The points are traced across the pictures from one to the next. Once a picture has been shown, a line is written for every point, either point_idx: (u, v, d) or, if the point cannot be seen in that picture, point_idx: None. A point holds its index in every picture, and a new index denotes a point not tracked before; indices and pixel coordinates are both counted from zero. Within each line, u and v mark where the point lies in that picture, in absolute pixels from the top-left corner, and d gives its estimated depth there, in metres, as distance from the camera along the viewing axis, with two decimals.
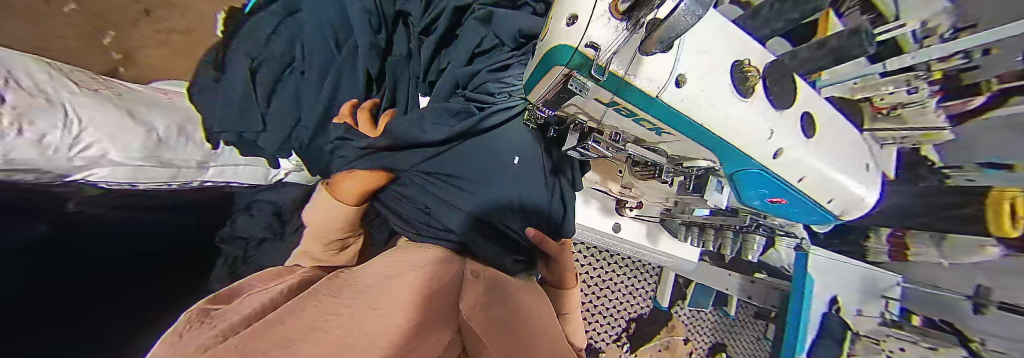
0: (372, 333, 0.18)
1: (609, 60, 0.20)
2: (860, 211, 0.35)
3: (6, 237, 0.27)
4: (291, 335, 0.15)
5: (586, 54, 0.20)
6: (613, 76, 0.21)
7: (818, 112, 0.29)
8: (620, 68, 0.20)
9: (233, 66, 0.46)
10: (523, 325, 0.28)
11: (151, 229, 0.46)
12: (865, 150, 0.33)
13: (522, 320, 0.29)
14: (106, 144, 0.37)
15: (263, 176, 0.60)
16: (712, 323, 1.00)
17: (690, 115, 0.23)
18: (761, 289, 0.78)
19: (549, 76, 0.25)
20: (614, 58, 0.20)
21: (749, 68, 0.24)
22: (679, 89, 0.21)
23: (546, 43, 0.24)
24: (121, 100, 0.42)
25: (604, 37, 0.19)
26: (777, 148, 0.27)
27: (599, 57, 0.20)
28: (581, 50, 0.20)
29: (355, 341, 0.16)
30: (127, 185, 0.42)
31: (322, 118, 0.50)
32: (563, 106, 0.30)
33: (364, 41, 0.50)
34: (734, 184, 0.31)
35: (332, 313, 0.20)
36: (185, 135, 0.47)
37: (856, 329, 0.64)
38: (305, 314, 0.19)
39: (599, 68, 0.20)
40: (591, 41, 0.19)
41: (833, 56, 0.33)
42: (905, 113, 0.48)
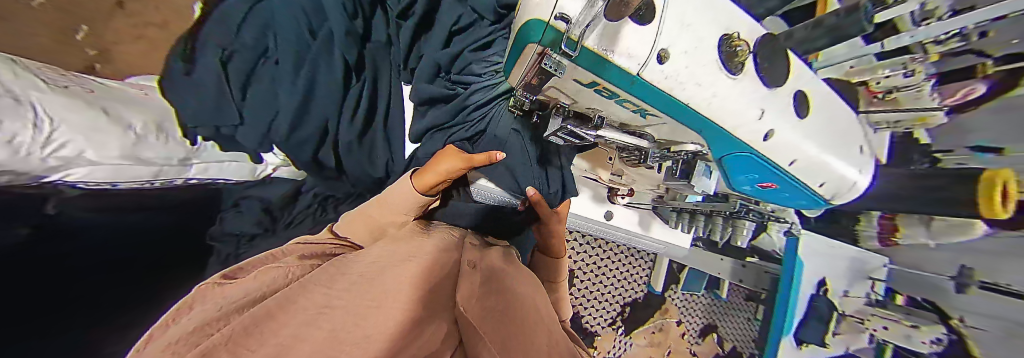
0: (368, 326, 0.17)
1: (581, 33, 0.19)
2: (852, 194, 0.34)
3: None
4: (279, 332, 0.15)
5: (558, 27, 0.20)
6: (588, 50, 0.20)
7: (813, 93, 0.29)
8: (597, 44, 0.20)
9: (202, 53, 0.44)
10: (520, 321, 0.27)
11: (126, 234, 0.43)
12: (858, 131, 0.32)
13: (518, 314, 0.28)
14: (80, 143, 0.36)
15: (250, 173, 0.60)
16: (704, 305, 1.02)
17: (674, 95, 0.23)
18: (751, 273, 0.80)
19: (526, 55, 0.25)
20: (588, 31, 0.19)
21: (738, 41, 0.24)
22: (662, 65, 0.21)
23: (521, 19, 0.23)
24: (93, 97, 0.40)
25: (574, 8, 0.19)
26: (767, 129, 0.26)
27: (571, 30, 0.19)
28: (552, 23, 0.20)
29: (348, 335, 0.15)
30: (107, 184, 0.41)
31: (301, 107, 0.48)
32: (544, 90, 0.29)
33: (340, 27, 0.47)
34: (724, 170, 0.31)
35: (326, 306, 0.19)
36: (164, 132, 0.47)
37: (842, 309, 0.66)
38: (296, 308, 0.19)
39: (570, 42, 0.20)
40: (562, 12, 0.19)
41: (829, 36, 0.34)
42: (901, 97, 0.47)
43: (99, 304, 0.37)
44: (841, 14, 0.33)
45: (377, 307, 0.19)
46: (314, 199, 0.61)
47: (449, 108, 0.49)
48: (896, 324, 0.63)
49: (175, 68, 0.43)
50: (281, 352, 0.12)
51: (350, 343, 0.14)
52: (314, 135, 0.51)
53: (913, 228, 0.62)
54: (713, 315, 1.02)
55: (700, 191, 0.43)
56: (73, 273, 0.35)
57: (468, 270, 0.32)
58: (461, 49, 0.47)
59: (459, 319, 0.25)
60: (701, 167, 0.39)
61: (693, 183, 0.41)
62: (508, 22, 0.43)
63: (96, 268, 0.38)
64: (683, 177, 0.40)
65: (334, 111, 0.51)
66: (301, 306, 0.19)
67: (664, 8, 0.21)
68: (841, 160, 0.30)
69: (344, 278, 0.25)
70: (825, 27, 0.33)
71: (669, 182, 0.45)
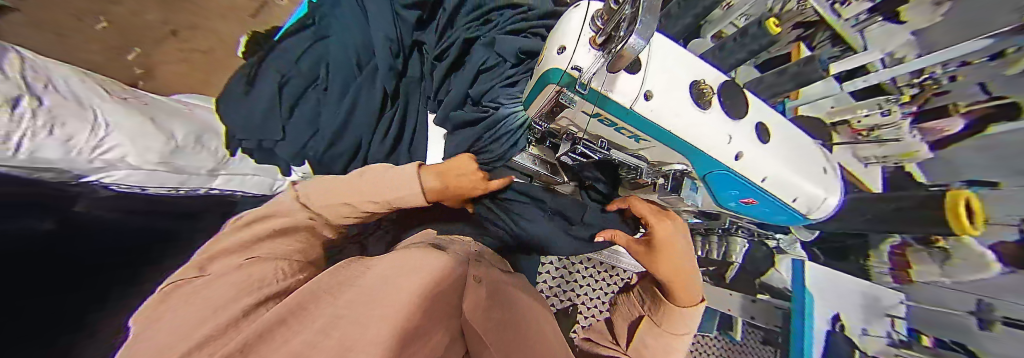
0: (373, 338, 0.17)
1: (590, 78, 0.24)
2: (828, 212, 0.36)
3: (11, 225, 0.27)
4: None
5: (573, 74, 0.24)
6: (594, 91, 0.25)
7: (772, 123, 0.32)
8: (600, 86, 0.25)
9: (261, 79, 0.50)
10: (520, 329, 0.29)
11: (147, 233, 0.42)
12: (822, 156, 0.35)
13: (518, 323, 0.30)
14: (127, 147, 0.40)
15: (268, 187, 0.60)
16: (717, 348, 0.95)
17: (661, 125, 0.26)
18: (761, 309, 0.76)
19: (544, 92, 0.29)
20: (593, 77, 0.24)
21: (704, 86, 0.28)
22: (649, 101, 0.25)
23: (541, 67, 0.28)
24: (147, 109, 0.46)
25: (585, 60, 0.24)
26: (737, 151, 0.29)
27: (582, 77, 0.24)
28: (569, 71, 0.24)
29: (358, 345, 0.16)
30: (135, 188, 0.43)
31: (337, 131, 0.52)
32: (557, 119, 0.33)
33: (384, 64, 0.53)
34: (708, 185, 0.34)
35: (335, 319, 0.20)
36: (202, 143, 0.50)
37: (865, 350, 0.62)
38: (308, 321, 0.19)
39: (581, 84, 0.25)
40: (576, 64, 0.24)
41: (794, 81, 0.38)
42: (883, 133, 0.51)
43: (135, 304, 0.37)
44: (802, 62, 0.38)
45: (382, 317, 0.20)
46: None
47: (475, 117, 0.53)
48: None
49: (235, 88, 0.49)
50: None
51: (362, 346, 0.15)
52: (346, 152, 0.54)
53: (926, 264, 0.61)
54: None
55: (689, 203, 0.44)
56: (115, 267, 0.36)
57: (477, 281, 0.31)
58: (488, 87, 0.53)
59: (465, 328, 0.27)
60: (689, 183, 0.40)
61: (682, 196, 0.41)
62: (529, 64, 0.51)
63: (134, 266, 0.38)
64: (675, 191, 0.39)
65: (368, 132, 0.54)
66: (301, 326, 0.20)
67: (648, 60, 0.26)
68: (809, 179, 0.32)
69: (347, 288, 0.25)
70: (790, 73, 0.39)
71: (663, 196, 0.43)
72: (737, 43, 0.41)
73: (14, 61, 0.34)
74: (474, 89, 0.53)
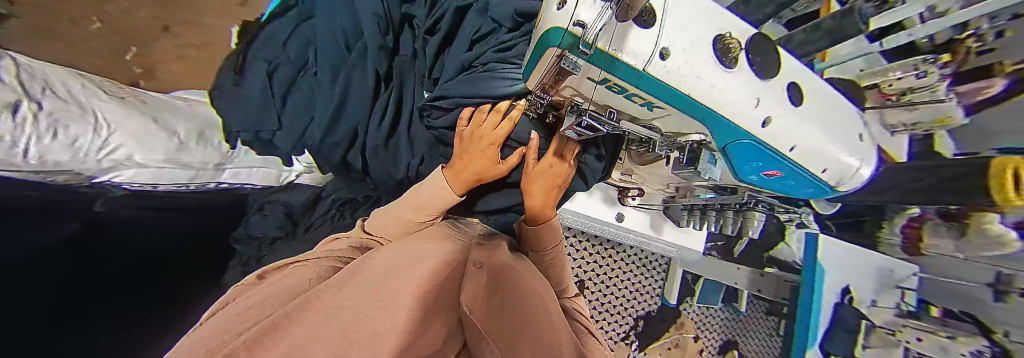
0: (367, 331, 0.19)
1: (596, 36, 0.20)
2: (858, 181, 0.33)
3: (24, 236, 0.28)
4: (296, 331, 0.17)
5: (574, 32, 0.20)
6: (600, 51, 0.20)
7: (806, 84, 0.28)
8: (607, 45, 0.20)
9: (251, 68, 0.49)
10: (523, 314, 0.28)
11: (162, 237, 0.45)
12: (858, 121, 0.32)
13: (522, 306, 0.29)
14: (131, 147, 0.40)
15: (276, 179, 0.63)
16: (723, 319, 0.98)
17: (676, 88, 0.22)
18: (771, 282, 0.79)
19: (544, 60, 0.25)
20: (600, 34, 0.20)
21: (731, 40, 0.24)
22: (665, 61, 0.21)
23: (540, 28, 0.25)
24: (147, 107, 0.46)
25: (590, 15, 0.20)
26: (766, 116, 0.26)
27: (587, 34, 0.20)
28: (570, 29, 0.20)
29: (354, 337, 0.18)
30: (149, 185, 0.45)
31: (336, 113, 0.51)
32: (560, 89, 0.30)
33: (373, 42, 0.50)
34: (727, 156, 0.31)
35: (339, 306, 0.22)
36: (204, 139, 0.51)
37: (873, 320, 0.63)
38: (317, 306, 0.21)
39: (586, 44, 0.20)
40: (579, 20, 0.20)
41: (829, 37, 0.34)
42: (915, 98, 0.44)
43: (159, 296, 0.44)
44: (836, 17, 0.33)
45: (383, 308, 0.22)
46: (333, 205, 0.65)
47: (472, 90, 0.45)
48: (931, 336, 0.59)
49: (223, 80, 0.48)
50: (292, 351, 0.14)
51: (357, 341, 0.18)
52: (343, 140, 0.54)
53: (941, 239, 0.51)
54: (732, 331, 0.97)
55: (707, 176, 0.43)
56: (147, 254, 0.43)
57: (474, 270, 0.35)
58: (481, 54, 0.47)
59: (462, 320, 0.26)
60: (707, 155, 0.39)
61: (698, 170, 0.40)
62: (527, 30, 0.42)
63: (161, 256, 0.45)
64: (691, 164, 0.40)
65: (363, 117, 0.54)
66: (325, 302, 0.22)
67: (664, 9, 0.21)
68: (841, 148, 0.29)
69: (358, 279, 0.27)
70: (822, 29, 0.34)
71: (678, 171, 0.45)
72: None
73: (9, 66, 0.32)
74: (470, 52, 0.48)
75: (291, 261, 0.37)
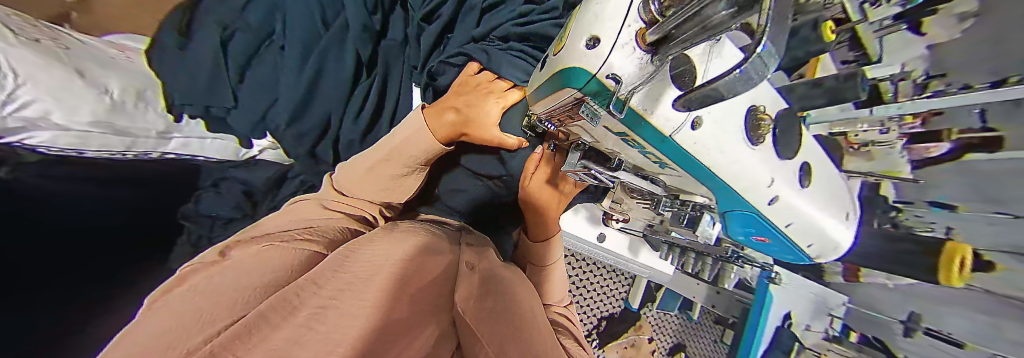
0: (351, 333, 0.18)
1: (629, 94, 0.19)
2: (837, 254, 0.34)
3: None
4: (270, 341, 0.15)
5: (606, 84, 0.19)
6: (632, 111, 0.19)
7: (817, 164, 0.28)
8: (641, 105, 0.19)
9: (200, 29, 0.42)
10: (518, 319, 0.30)
11: (83, 203, 0.39)
12: (849, 200, 0.31)
13: (518, 314, 0.31)
14: (48, 104, 0.33)
15: (233, 153, 0.55)
16: (676, 324, 1.06)
17: (697, 157, 0.21)
18: (725, 300, 0.84)
19: (558, 97, 0.24)
20: (634, 92, 0.19)
21: (763, 115, 0.23)
22: (695, 131, 0.20)
23: (559, 59, 0.23)
24: (68, 55, 0.36)
25: (626, 67, 0.19)
26: (775, 195, 0.25)
27: (620, 90, 0.19)
28: (599, 78, 0.19)
29: (338, 339, 0.17)
30: (74, 151, 0.38)
31: (304, 97, 0.47)
32: (570, 126, 0.29)
33: (357, 21, 0.47)
34: (726, 219, 0.30)
35: (322, 305, 0.21)
36: (144, 100, 0.43)
37: (804, 342, 0.70)
38: (290, 310, 0.20)
39: (617, 102, 0.19)
40: (613, 71, 0.19)
41: (827, 97, 0.29)
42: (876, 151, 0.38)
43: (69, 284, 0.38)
44: (840, 77, 0.28)
45: (368, 310, 0.21)
46: (300, 186, 0.59)
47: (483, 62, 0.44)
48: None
49: (165, 40, 0.40)
50: None
51: (338, 346, 0.16)
52: (316, 127, 0.51)
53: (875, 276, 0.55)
54: (683, 335, 1.05)
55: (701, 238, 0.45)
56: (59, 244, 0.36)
57: (467, 271, 0.34)
58: (495, 27, 0.46)
59: (456, 320, 0.27)
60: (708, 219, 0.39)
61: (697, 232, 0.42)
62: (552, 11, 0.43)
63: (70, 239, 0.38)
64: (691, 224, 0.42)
65: (339, 106, 0.50)
66: (300, 303, 0.21)
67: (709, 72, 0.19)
68: (834, 227, 0.30)
69: (340, 275, 0.26)
70: (823, 88, 0.29)
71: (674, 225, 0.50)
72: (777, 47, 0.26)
73: None
74: (481, 26, 0.47)
75: (257, 232, 0.35)
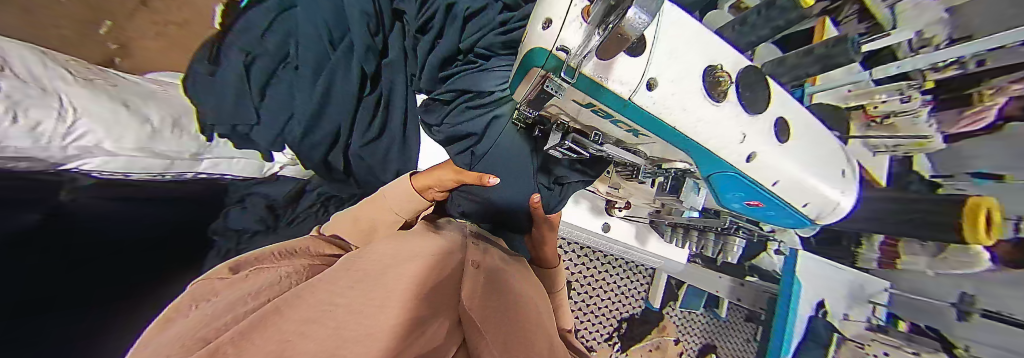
0: (367, 326, 0.18)
1: (580, 63, 0.20)
2: (836, 217, 0.34)
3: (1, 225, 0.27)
4: (285, 329, 0.16)
5: (559, 57, 0.20)
6: (585, 77, 0.21)
7: (793, 118, 0.29)
8: (593, 71, 0.20)
9: (225, 58, 0.47)
10: (521, 320, 0.29)
11: (122, 221, 0.43)
12: (842, 156, 0.33)
13: (521, 313, 0.31)
14: (100, 134, 0.37)
15: (257, 170, 0.61)
16: (703, 324, 1.01)
17: (662, 119, 0.23)
18: (750, 292, 0.79)
19: (528, 78, 0.25)
20: (587, 60, 0.20)
21: (721, 72, 0.24)
22: (651, 92, 0.22)
23: (525, 44, 0.24)
24: (117, 91, 0.42)
25: (575, 40, 0.20)
26: (749, 152, 0.26)
27: (570, 59, 0.20)
28: (554, 53, 0.21)
29: (350, 334, 0.17)
30: (121, 174, 0.43)
31: (316, 112, 0.51)
32: (546, 107, 0.29)
33: (361, 42, 0.50)
34: (711, 186, 0.31)
35: (329, 303, 0.21)
36: (180, 126, 0.48)
37: (844, 333, 0.64)
38: (303, 304, 0.20)
39: (569, 70, 0.20)
40: (563, 44, 0.20)
41: (818, 63, 0.33)
42: (898, 122, 0.49)
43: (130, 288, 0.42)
44: (832, 43, 0.31)
45: (380, 308, 0.20)
46: (317, 198, 0.64)
47: (460, 80, 0.50)
48: (895, 350, 0.61)
49: (198, 70, 0.46)
50: (282, 352, 0.12)
51: (352, 339, 0.16)
52: (323, 142, 0.55)
53: (915, 255, 0.57)
54: (712, 335, 0.99)
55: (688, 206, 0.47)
56: (94, 268, 0.38)
57: (472, 270, 0.34)
58: (480, 37, 0.48)
59: (463, 319, 0.26)
60: (690, 183, 0.44)
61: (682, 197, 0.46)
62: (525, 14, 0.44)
63: (120, 252, 0.42)
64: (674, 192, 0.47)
65: (347, 120, 0.55)
66: (313, 300, 0.21)
67: (655, 39, 0.22)
68: (827, 184, 0.30)
69: (348, 274, 0.26)
70: (816, 55, 0.32)
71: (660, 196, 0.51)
72: (760, 17, 0.33)
73: None
74: (465, 41, 0.49)
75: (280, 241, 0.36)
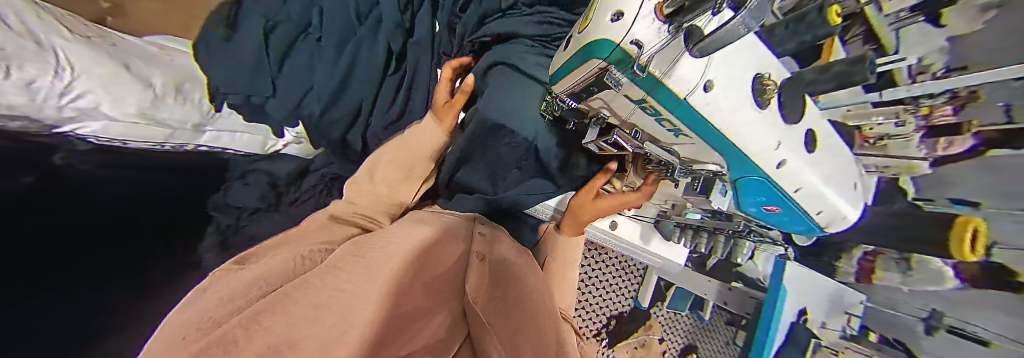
0: None
1: (649, 59, 0.20)
2: (845, 224, 0.36)
3: None
4: None
5: (629, 51, 0.20)
6: (651, 75, 0.21)
7: (824, 132, 0.30)
8: (658, 71, 0.21)
9: (245, 24, 0.46)
10: (521, 319, 0.29)
11: (116, 190, 0.41)
12: (856, 170, 0.34)
13: (527, 310, 0.31)
14: (99, 96, 0.36)
15: (261, 147, 0.58)
16: (689, 326, 1.03)
17: (709, 120, 0.24)
18: (736, 296, 0.83)
19: (581, 70, 0.25)
20: (654, 57, 0.20)
21: (769, 81, 0.24)
22: (707, 93, 0.22)
23: (583, 36, 0.24)
24: (116, 52, 0.40)
25: (648, 36, 0.19)
26: (782, 159, 0.28)
27: (642, 55, 0.20)
28: (623, 46, 0.20)
29: None
30: (119, 142, 0.41)
31: (341, 82, 0.50)
32: (590, 100, 0.30)
33: (391, 20, 0.52)
34: (738, 190, 0.34)
35: None
36: (183, 93, 0.45)
37: (821, 339, 0.68)
38: None
39: (639, 66, 0.20)
40: (635, 38, 0.19)
41: (834, 84, 0.24)
42: (891, 143, 0.49)
43: (112, 260, 0.41)
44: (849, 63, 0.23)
45: None
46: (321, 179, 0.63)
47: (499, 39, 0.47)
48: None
49: (212, 34, 0.45)
50: None
51: None
52: (346, 115, 0.53)
53: (891, 271, 0.58)
54: (692, 336, 1.01)
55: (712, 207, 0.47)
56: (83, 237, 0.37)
57: (477, 262, 0.34)
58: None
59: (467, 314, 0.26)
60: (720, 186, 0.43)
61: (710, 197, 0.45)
62: None
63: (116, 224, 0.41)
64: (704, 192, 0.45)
65: (369, 96, 0.54)
66: None
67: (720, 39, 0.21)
68: (840, 196, 0.32)
69: None
70: (831, 74, 0.24)
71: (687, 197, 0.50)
72: (785, 30, 0.26)
73: None
74: None
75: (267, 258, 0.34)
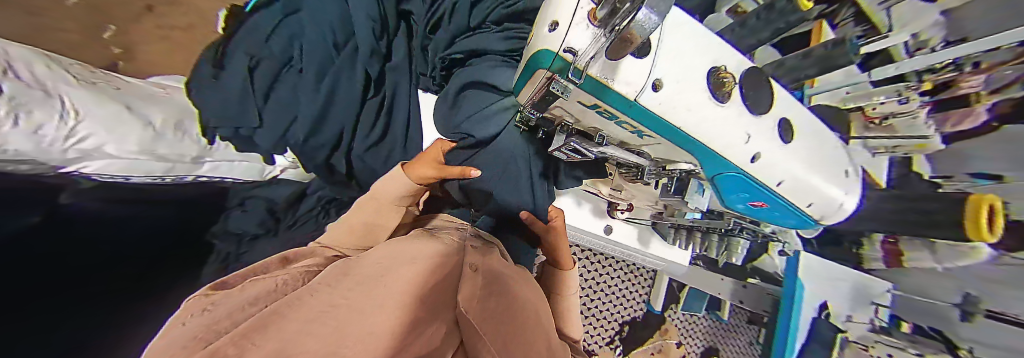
0: (370, 318, 0.17)
1: (586, 64, 0.21)
2: (839, 216, 0.35)
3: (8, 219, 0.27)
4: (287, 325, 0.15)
5: (565, 58, 0.21)
6: (591, 79, 0.21)
7: (796, 120, 0.29)
8: (597, 72, 0.21)
9: (232, 63, 0.48)
10: (517, 323, 0.28)
11: (123, 226, 0.41)
12: (843, 156, 0.33)
13: (520, 318, 0.30)
14: (102, 137, 0.38)
15: (259, 173, 0.63)
16: (705, 326, 1.00)
17: (665, 119, 0.24)
18: (752, 294, 0.77)
19: (533, 81, 0.26)
20: (592, 62, 0.21)
21: (725, 74, 0.25)
22: (656, 93, 0.22)
23: (532, 48, 0.24)
24: (120, 94, 0.43)
25: (581, 41, 0.20)
26: (754, 152, 0.27)
27: (576, 61, 0.21)
28: (560, 55, 0.21)
29: (352, 328, 0.16)
30: (121, 177, 0.43)
31: (323, 109, 0.52)
32: (551, 109, 0.30)
33: (366, 46, 0.53)
34: (715, 188, 0.31)
35: (332, 305, 0.20)
36: (182, 129, 0.48)
37: (847, 334, 0.64)
38: (309, 305, 0.19)
39: (576, 71, 0.21)
40: (569, 46, 0.20)
41: (818, 65, 0.35)
42: (896, 123, 0.50)
43: (117, 298, 0.39)
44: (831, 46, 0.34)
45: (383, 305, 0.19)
46: (319, 201, 0.64)
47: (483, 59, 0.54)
48: (900, 352, 0.63)
49: (202, 73, 0.47)
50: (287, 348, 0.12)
51: (352, 332, 0.15)
52: (332, 139, 0.55)
53: (918, 252, 0.60)
54: (715, 338, 0.99)
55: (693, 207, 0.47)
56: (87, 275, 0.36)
57: (471, 273, 0.33)
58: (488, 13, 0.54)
59: (460, 318, 0.23)
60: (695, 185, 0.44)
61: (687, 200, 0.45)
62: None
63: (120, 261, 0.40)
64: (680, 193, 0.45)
65: (352, 120, 0.55)
66: (316, 301, 0.20)
67: (659, 41, 0.22)
68: (825, 181, 0.31)
69: (350, 276, 0.26)
70: (817, 57, 0.35)
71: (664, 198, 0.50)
72: (759, 19, 0.34)
73: None
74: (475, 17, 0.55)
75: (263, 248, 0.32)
